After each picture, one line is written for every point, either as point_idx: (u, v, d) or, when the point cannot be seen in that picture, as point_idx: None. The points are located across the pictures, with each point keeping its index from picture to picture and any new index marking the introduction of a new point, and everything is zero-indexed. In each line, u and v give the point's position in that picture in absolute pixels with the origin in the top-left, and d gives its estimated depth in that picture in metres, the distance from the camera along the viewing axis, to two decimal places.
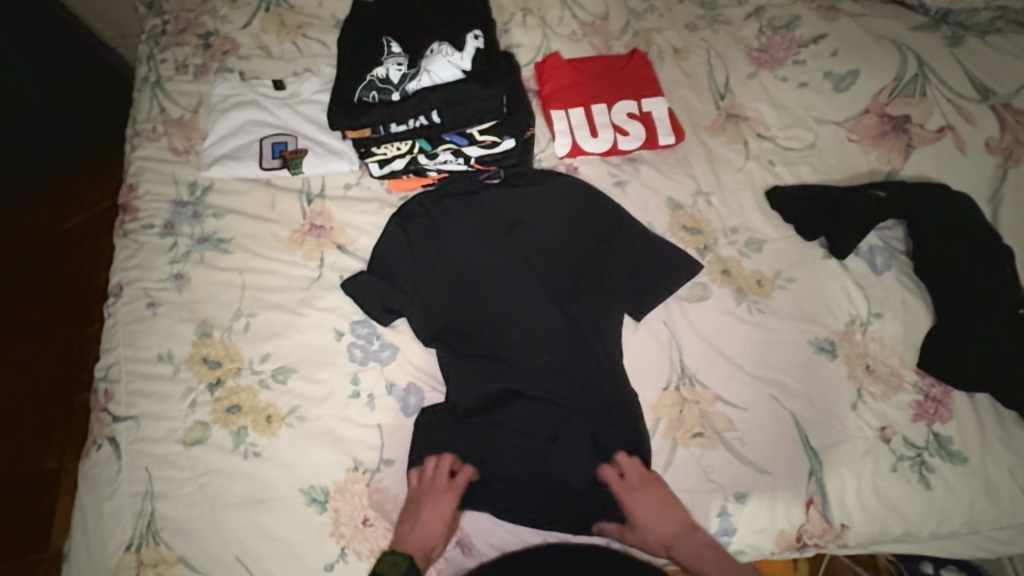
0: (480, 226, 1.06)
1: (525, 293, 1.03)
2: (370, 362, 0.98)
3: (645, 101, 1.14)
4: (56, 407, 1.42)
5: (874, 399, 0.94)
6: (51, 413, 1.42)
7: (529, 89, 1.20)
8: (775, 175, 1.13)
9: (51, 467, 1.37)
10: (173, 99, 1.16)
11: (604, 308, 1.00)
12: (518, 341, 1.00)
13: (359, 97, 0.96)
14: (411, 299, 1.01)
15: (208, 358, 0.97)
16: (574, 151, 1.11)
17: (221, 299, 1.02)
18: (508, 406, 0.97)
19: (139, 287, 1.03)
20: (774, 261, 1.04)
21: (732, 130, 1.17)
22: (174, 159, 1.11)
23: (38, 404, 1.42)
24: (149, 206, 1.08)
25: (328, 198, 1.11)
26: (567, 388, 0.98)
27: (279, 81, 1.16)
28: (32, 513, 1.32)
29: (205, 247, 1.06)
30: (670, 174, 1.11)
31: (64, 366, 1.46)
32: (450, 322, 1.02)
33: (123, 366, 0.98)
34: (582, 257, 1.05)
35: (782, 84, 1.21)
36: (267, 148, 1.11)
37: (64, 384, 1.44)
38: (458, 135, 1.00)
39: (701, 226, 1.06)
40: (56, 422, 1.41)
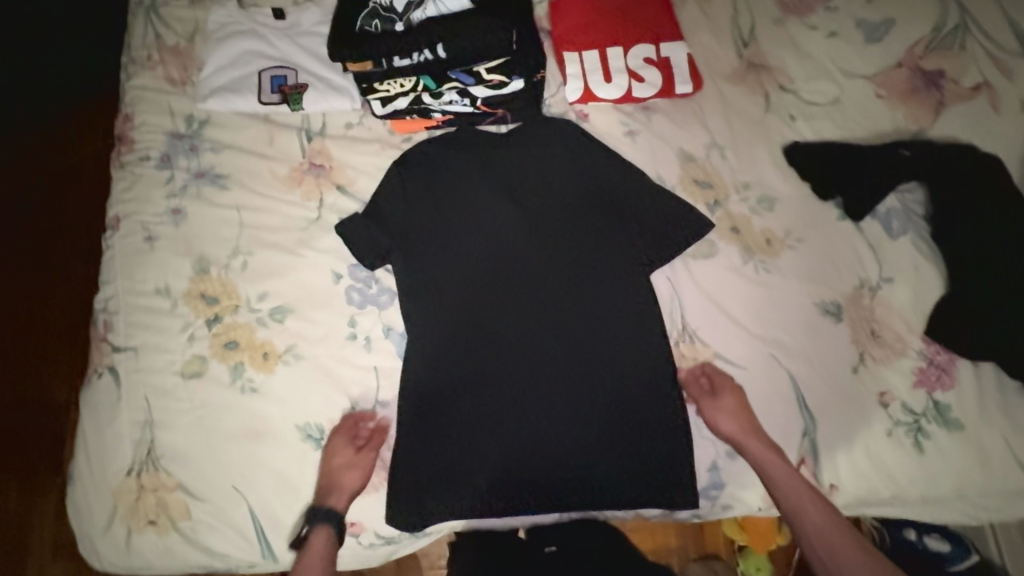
0: (483, 176, 1.01)
1: (527, 247, 0.98)
2: (368, 306, 0.98)
3: (664, 46, 1.08)
4: (61, 340, 1.42)
5: (875, 363, 0.93)
6: (57, 344, 1.41)
7: (541, 28, 1.13)
8: (794, 130, 1.07)
9: (62, 397, 1.39)
10: (167, 25, 1.11)
11: (608, 266, 0.96)
12: (517, 297, 0.96)
13: (361, 27, 0.90)
14: (409, 246, 0.98)
15: (206, 295, 0.97)
16: (586, 97, 1.06)
17: (219, 235, 1.01)
18: (503, 362, 0.94)
19: (137, 220, 1.01)
20: (787, 220, 1.00)
21: (754, 80, 1.10)
22: (169, 90, 1.07)
23: (45, 338, 1.42)
24: (145, 137, 1.05)
25: (329, 137, 1.08)
26: (565, 346, 0.94)
27: (278, 9, 1.10)
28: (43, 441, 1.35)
29: (202, 183, 1.03)
30: (684, 124, 1.06)
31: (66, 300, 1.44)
32: (447, 273, 0.97)
33: (122, 298, 0.98)
34: (589, 212, 0.98)
35: (811, 33, 1.13)
36: (266, 81, 1.07)
37: (70, 317, 1.43)
38: (464, 73, 0.95)
39: (714, 180, 1.01)
40: (64, 355, 1.41)
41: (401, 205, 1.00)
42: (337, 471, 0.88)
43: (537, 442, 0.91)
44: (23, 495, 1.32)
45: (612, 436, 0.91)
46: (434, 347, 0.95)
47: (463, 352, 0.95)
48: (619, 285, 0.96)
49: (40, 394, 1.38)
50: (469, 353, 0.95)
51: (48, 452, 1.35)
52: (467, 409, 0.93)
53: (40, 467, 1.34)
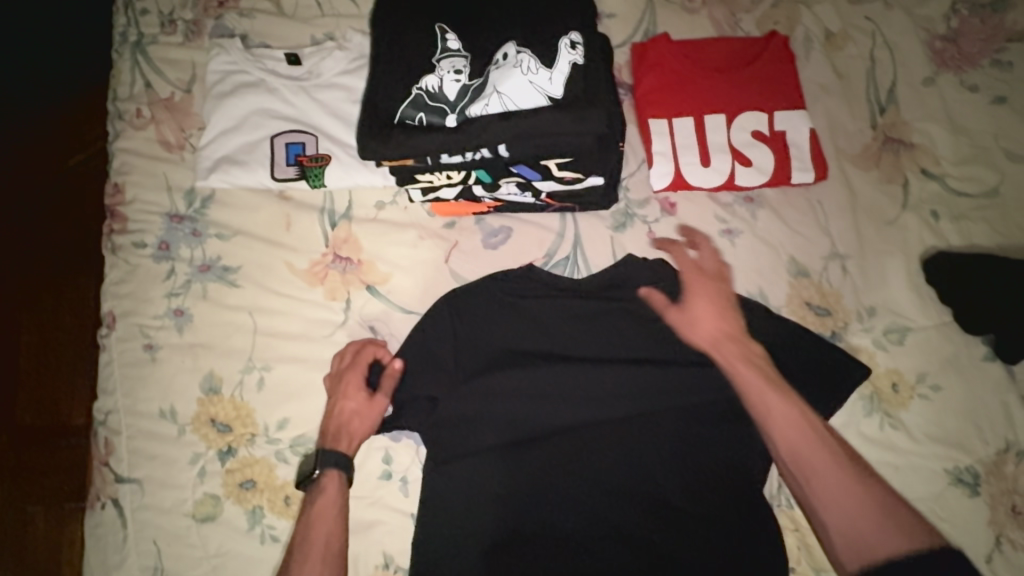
0: (542, 289, 0.82)
1: (593, 385, 0.79)
2: (404, 439, 0.84)
3: (777, 116, 0.85)
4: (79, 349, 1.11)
5: (1015, 549, 0.76)
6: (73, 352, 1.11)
7: (620, 83, 0.90)
8: (936, 233, 0.85)
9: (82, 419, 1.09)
10: (160, 70, 0.91)
11: (700, 414, 0.77)
12: (580, 444, 0.77)
13: (401, 116, 0.68)
14: (450, 374, 0.79)
15: (217, 421, 0.83)
16: (675, 184, 0.85)
17: (230, 345, 0.85)
18: (558, 528, 0.74)
19: (134, 323, 0.86)
20: (919, 359, 0.80)
21: (889, 162, 0.87)
22: (165, 156, 0.89)
23: (60, 339, 1.11)
24: (139, 218, 0.88)
25: (356, 221, 0.89)
26: (641, 514, 0.74)
27: (293, 53, 0.89)
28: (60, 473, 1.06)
29: (208, 278, 0.87)
30: (796, 225, 0.85)
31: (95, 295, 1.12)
32: (496, 412, 0.78)
33: (124, 417, 0.84)
34: (673, 344, 0.79)
35: (969, 97, 0.88)
36: (278, 149, 0.87)
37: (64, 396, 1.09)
38: (529, 168, 0.74)
39: (831, 304, 0.82)
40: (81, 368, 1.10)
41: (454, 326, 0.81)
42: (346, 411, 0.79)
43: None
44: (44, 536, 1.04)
45: None
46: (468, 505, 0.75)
47: (509, 514, 0.75)
48: (710, 441, 0.76)
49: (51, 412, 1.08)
50: (516, 515, 0.75)
51: (57, 499, 1.06)
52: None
53: (53, 499, 1.05)
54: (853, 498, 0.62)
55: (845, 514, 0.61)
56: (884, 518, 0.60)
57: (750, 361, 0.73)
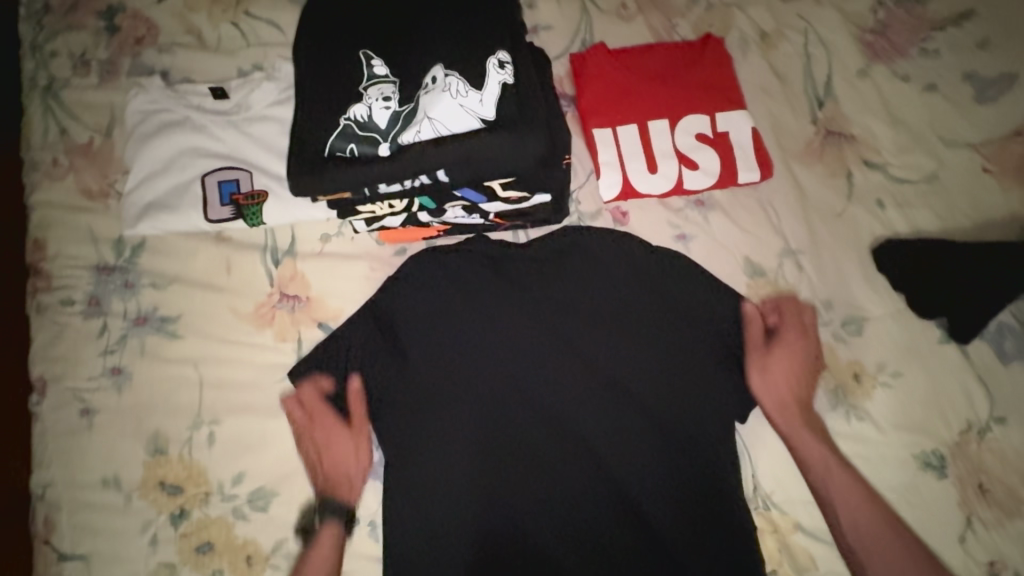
0: (500, 313, 0.82)
1: (558, 385, 0.80)
2: (369, 481, 0.80)
3: (720, 118, 0.85)
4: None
5: (985, 527, 0.78)
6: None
7: (562, 95, 0.88)
8: (885, 222, 0.86)
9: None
10: (75, 115, 0.85)
11: (667, 429, 0.78)
12: (547, 475, 0.78)
13: (331, 149, 0.65)
14: (415, 407, 0.79)
15: (166, 483, 0.78)
16: (624, 193, 0.84)
17: (174, 402, 0.80)
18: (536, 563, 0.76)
19: (67, 386, 0.80)
20: (879, 349, 0.81)
21: (832, 156, 0.88)
22: (88, 206, 0.83)
23: None
24: (64, 273, 0.82)
25: (301, 256, 0.85)
26: (616, 507, 0.77)
27: (219, 87, 0.84)
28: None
29: (145, 331, 0.82)
30: (748, 225, 0.84)
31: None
32: (467, 426, 0.79)
33: (63, 490, 0.78)
34: (630, 360, 0.81)
35: (903, 86, 0.90)
36: (211, 189, 0.82)
37: None
38: (474, 191, 0.72)
39: (788, 301, 0.82)
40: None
41: (421, 334, 0.81)
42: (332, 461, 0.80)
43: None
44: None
45: None
46: (440, 542, 0.76)
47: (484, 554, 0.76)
48: (677, 455, 0.78)
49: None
50: (487, 552, 0.76)
51: None
52: None
53: None
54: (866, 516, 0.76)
55: (866, 544, 0.75)
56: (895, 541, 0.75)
57: (744, 344, 0.80)
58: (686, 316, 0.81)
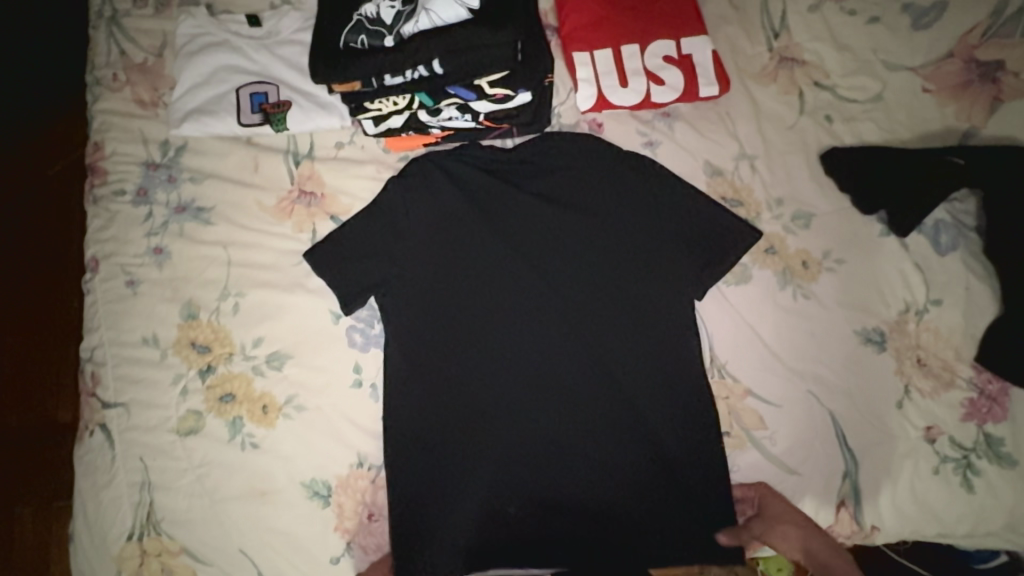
0: (485, 208, 0.93)
1: (538, 265, 0.92)
2: (371, 348, 0.91)
3: (684, 42, 0.97)
4: (59, 345, 1.26)
5: (922, 396, 0.85)
6: (55, 352, 1.26)
7: (547, 26, 1.01)
8: (832, 134, 0.97)
9: (69, 417, 1.23)
10: (133, 39, 1.00)
11: (633, 308, 0.89)
12: (534, 349, 0.89)
13: (345, 43, 0.79)
14: (415, 287, 0.91)
15: (197, 343, 0.90)
16: (599, 105, 0.95)
17: (205, 276, 0.93)
18: (524, 427, 0.87)
19: (116, 263, 0.93)
20: (824, 239, 0.91)
21: (785, 78, 0.99)
22: (140, 114, 0.98)
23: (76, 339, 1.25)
24: (118, 169, 0.96)
25: (319, 159, 0.98)
26: (584, 372, 0.89)
27: (254, 16, 0.99)
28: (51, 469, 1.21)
29: (184, 218, 0.95)
30: (708, 133, 0.96)
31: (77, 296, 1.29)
32: (459, 300, 0.91)
33: (108, 349, 0.91)
34: (600, 252, 0.91)
35: (849, 19, 1.01)
36: (243, 100, 0.97)
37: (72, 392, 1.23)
38: (464, 89, 0.84)
39: (743, 197, 0.93)
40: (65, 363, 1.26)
41: (419, 221, 0.92)
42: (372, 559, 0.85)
43: (562, 504, 0.86)
44: (33, 534, 1.18)
45: (640, 472, 0.86)
46: (440, 402, 0.88)
47: (481, 416, 0.87)
48: (642, 331, 0.89)
49: (42, 412, 1.23)
50: (483, 413, 0.88)
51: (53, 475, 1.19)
52: (479, 429, 0.87)
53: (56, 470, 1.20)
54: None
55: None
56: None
57: (689, 239, 0.90)
58: (651, 208, 0.91)
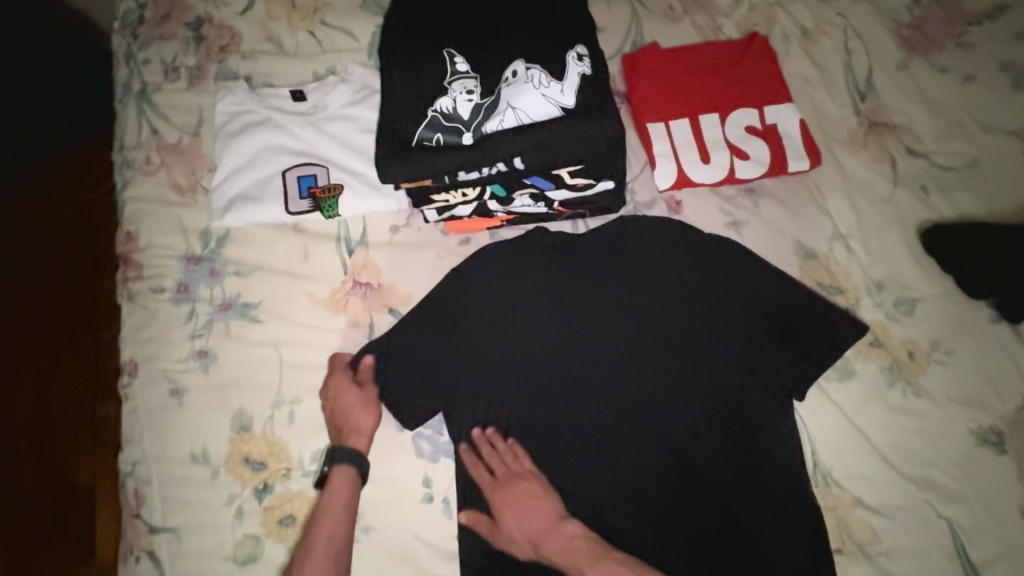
0: (558, 299, 0.85)
1: (621, 365, 0.83)
2: (441, 458, 0.84)
3: (768, 110, 0.89)
4: (83, 417, 1.18)
5: None
6: (63, 407, 1.18)
7: (616, 92, 0.93)
8: (929, 206, 0.89)
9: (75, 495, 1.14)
10: (166, 116, 0.92)
11: (727, 408, 0.81)
12: (619, 453, 0.81)
13: (418, 139, 0.71)
14: (481, 388, 0.83)
15: (251, 459, 0.82)
16: (679, 183, 0.88)
17: (257, 381, 0.85)
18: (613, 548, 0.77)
19: (158, 368, 0.85)
20: (930, 327, 0.84)
21: (876, 144, 0.91)
22: (177, 201, 0.90)
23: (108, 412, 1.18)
24: (155, 263, 0.88)
25: (373, 247, 0.90)
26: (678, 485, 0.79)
27: (297, 90, 0.91)
28: (65, 531, 1.12)
29: (230, 316, 0.87)
30: (797, 210, 0.89)
31: (86, 349, 1.21)
32: (534, 404, 0.83)
33: (153, 465, 0.83)
34: (690, 346, 0.83)
35: (941, 77, 0.94)
36: (290, 184, 0.88)
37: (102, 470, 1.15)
38: (542, 178, 0.77)
39: (840, 282, 0.85)
40: (74, 419, 1.17)
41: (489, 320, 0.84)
42: (348, 411, 0.82)
43: None
44: None
45: None
46: (510, 524, 0.77)
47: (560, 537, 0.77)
48: (736, 432, 0.81)
49: (49, 481, 1.14)
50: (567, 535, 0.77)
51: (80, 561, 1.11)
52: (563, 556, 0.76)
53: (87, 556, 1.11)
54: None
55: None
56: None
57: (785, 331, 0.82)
58: (742, 299, 0.83)
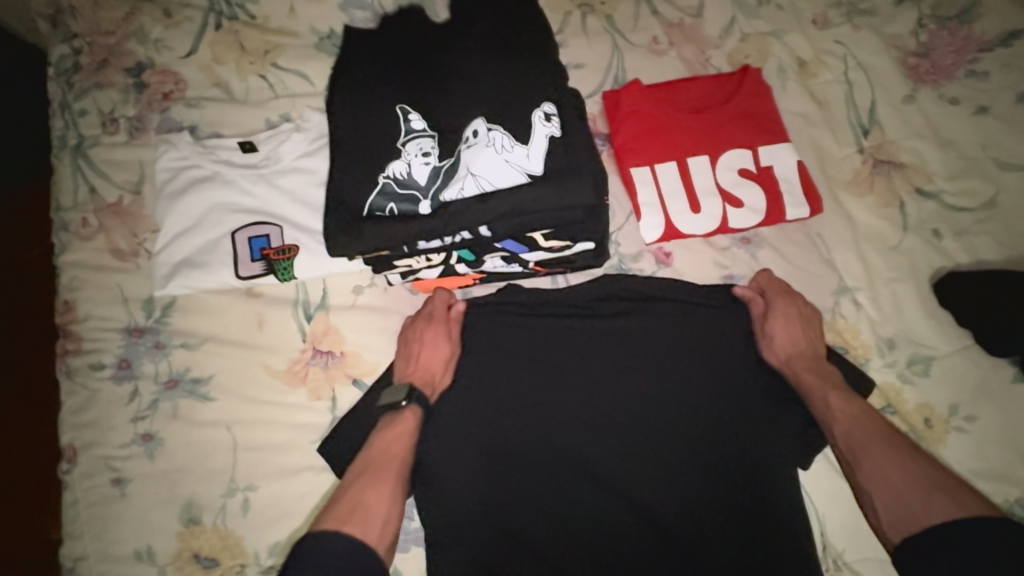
0: (537, 365, 0.73)
1: (605, 438, 0.71)
2: (411, 548, 0.75)
3: (763, 151, 0.82)
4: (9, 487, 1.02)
5: None
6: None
7: (596, 133, 0.86)
8: (943, 253, 0.81)
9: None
10: (103, 173, 0.84)
11: (733, 492, 0.68)
12: (614, 559, 0.67)
13: (370, 208, 0.64)
14: (441, 478, 0.69)
15: (201, 556, 0.74)
16: (667, 235, 0.80)
17: (208, 467, 0.77)
18: None
19: (97, 455, 0.77)
20: (947, 390, 0.76)
21: (882, 185, 0.84)
22: (118, 266, 0.82)
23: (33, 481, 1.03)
24: (94, 337, 0.80)
25: (334, 311, 0.82)
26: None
27: (248, 140, 0.83)
28: None
29: (177, 394, 0.79)
30: (798, 261, 0.81)
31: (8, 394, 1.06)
32: (501, 490, 0.69)
33: (93, 564, 0.74)
34: (686, 417, 0.71)
35: (951, 109, 0.86)
36: (240, 245, 0.80)
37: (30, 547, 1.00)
38: (514, 242, 0.69)
39: (848, 341, 0.78)
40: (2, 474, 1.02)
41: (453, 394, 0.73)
42: (433, 342, 0.76)
43: None
44: None
45: None
46: None
47: None
48: (747, 526, 0.66)
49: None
50: None
51: None
52: None
53: None
54: (889, 451, 0.61)
55: (880, 467, 0.60)
56: (936, 493, 0.56)
57: (818, 371, 0.71)
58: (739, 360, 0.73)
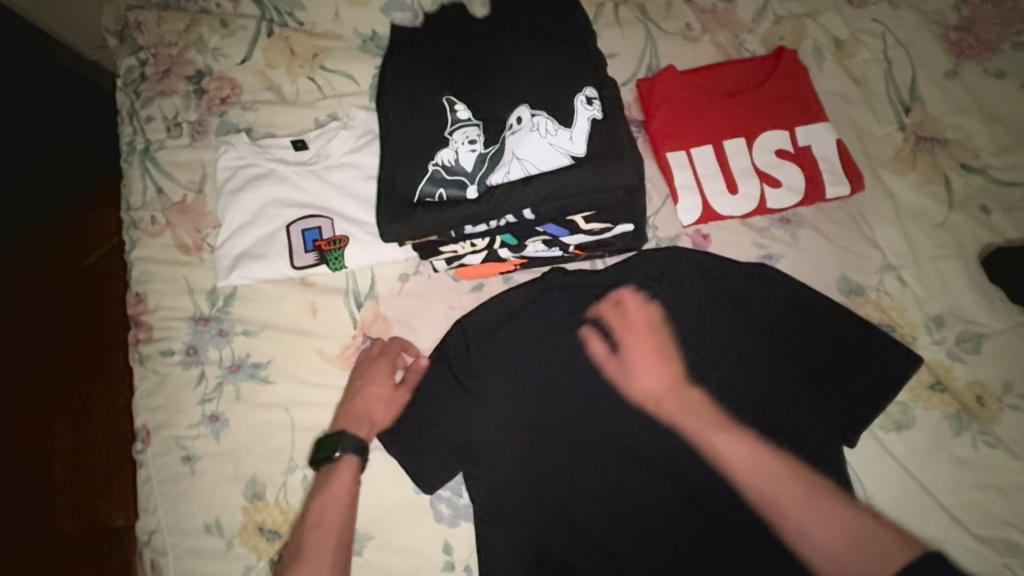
0: (579, 347, 0.76)
1: (645, 415, 0.73)
2: (461, 522, 0.76)
3: (800, 131, 0.82)
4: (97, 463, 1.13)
5: None
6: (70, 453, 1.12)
7: (631, 120, 0.88)
8: (991, 229, 0.80)
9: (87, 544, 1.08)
10: (169, 174, 0.91)
11: (779, 467, 0.69)
12: (657, 531, 0.69)
13: (420, 194, 0.68)
14: (487, 451, 0.73)
15: (265, 527, 0.79)
16: (705, 216, 0.81)
17: (270, 446, 0.82)
18: None
19: (169, 435, 0.83)
20: (1000, 367, 0.74)
21: (926, 162, 0.83)
22: (184, 260, 0.88)
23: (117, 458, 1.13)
24: (163, 325, 0.86)
25: (381, 298, 0.86)
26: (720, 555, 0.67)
27: (298, 139, 0.88)
28: None
29: (240, 377, 0.84)
30: (838, 239, 0.81)
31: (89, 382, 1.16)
32: (545, 464, 0.72)
33: (167, 536, 0.80)
34: (727, 394, 0.73)
35: (997, 84, 0.84)
36: (294, 236, 0.85)
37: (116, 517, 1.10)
38: (556, 225, 0.71)
39: (894, 318, 0.77)
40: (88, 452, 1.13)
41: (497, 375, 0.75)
42: (375, 386, 0.78)
43: None
44: None
45: None
46: None
47: None
48: (794, 500, 0.67)
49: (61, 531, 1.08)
50: None
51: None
52: None
53: None
54: None
55: None
56: None
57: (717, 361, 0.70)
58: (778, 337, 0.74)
